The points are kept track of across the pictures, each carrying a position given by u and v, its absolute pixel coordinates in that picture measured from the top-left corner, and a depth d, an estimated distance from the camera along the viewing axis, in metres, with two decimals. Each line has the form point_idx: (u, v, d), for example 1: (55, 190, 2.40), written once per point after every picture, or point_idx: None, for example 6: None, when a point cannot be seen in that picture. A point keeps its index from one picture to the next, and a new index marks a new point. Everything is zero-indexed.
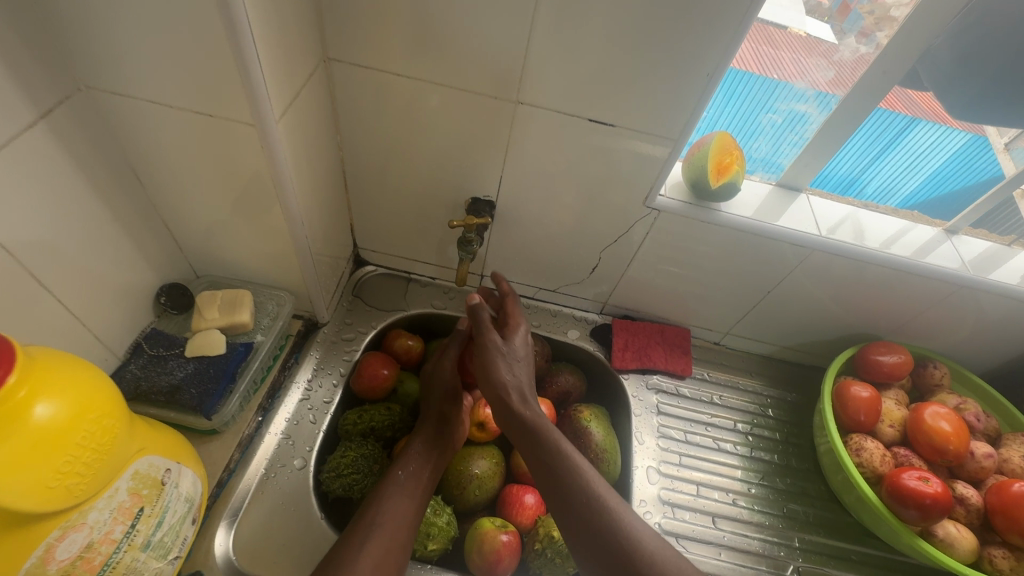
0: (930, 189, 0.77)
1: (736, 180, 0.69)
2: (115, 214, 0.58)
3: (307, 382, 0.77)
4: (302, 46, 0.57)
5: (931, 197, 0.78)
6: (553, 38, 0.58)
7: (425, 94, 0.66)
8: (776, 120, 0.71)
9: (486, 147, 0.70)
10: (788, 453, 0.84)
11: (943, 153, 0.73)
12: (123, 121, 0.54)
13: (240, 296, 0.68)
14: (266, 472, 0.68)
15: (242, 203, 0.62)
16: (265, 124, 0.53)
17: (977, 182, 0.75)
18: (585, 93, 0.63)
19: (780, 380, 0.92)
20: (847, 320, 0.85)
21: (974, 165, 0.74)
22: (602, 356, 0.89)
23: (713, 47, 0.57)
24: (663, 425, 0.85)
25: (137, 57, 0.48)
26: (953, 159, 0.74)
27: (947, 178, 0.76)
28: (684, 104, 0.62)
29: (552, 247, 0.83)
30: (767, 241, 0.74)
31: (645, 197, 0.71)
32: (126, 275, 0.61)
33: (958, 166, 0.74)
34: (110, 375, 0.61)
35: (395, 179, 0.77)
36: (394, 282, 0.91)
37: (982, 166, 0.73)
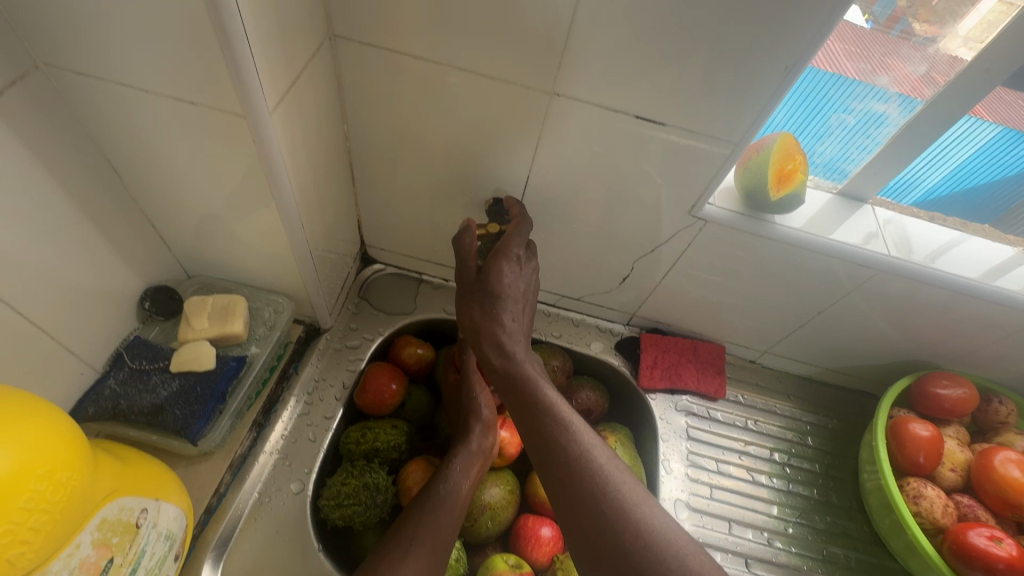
0: (956, 183, 0.66)
1: (798, 190, 0.62)
2: (88, 213, 0.51)
3: (308, 394, 0.70)
4: (303, 21, 0.49)
5: (955, 192, 0.67)
6: (598, 20, 0.50)
7: (444, 80, 0.57)
8: (847, 121, 0.62)
9: (511, 143, 0.62)
10: (829, 488, 0.77)
11: (967, 147, 0.62)
12: (94, 106, 0.46)
13: (233, 303, 0.61)
14: (260, 497, 0.62)
15: (235, 202, 0.54)
16: (257, 115, 0.45)
17: (1011, 178, 0.63)
18: (631, 85, 0.54)
19: (821, 405, 0.85)
20: (903, 346, 0.76)
21: (1005, 159, 0.62)
22: (627, 373, 0.82)
23: (787, 34, 0.48)
24: (693, 452, 0.78)
25: (103, 31, 0.41)
26: (982, 153, 0.62)
27: (976, 172, 0.64)
28: (746, 101, 0.53)
29: (579, 254, 0.75)
30: (825, 260, 0.66)
31: (693, 205, 0.64)
32: (104, 279, 0.55)
33: (989, 160, 0.63)
34: (88, 390, 0.55)
35: (408, 174, 0.69)
36: (404, 283, 0.84)
37: (1015, 161, 0.62)
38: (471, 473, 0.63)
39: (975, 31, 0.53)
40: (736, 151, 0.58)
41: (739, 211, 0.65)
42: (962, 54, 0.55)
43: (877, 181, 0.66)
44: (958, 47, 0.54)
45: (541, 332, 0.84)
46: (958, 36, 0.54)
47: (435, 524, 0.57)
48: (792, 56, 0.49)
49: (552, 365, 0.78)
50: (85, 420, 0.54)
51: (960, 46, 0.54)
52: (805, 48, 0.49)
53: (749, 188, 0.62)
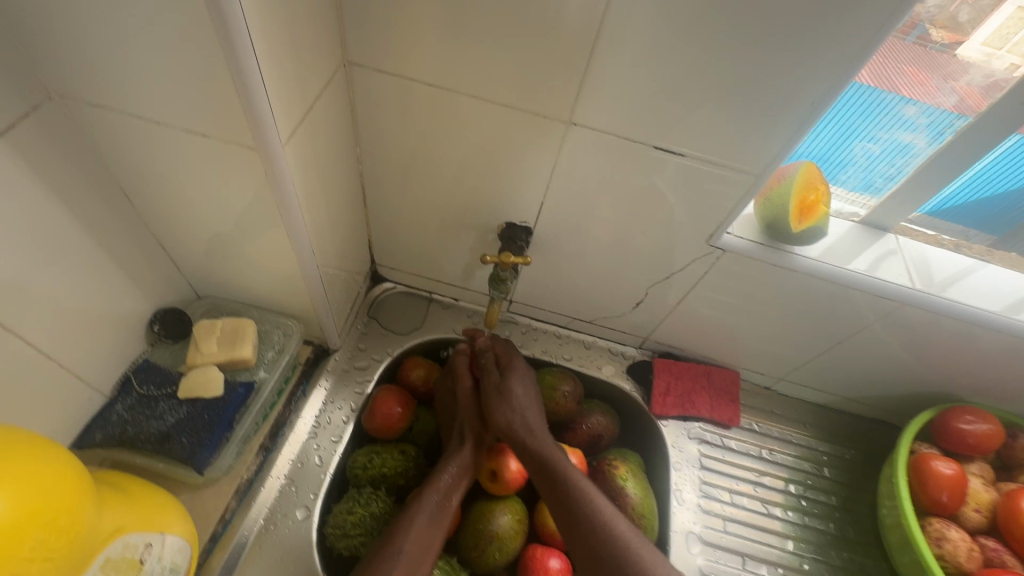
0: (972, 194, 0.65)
1: (820, 222, 0.61)
2: (99, 238, 0.51)
3: (315, 417, 0.69)
4: (319, 50, 0.48)
5: (971, 202, 0.66)
6: (618, 49, 0.49)
7: (460, 106, 0.56)
8: (872, 150, 0.61)
9: (526, 169, 0.61)
10: (846, 523, 0.75)
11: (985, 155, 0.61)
12: (107, 134, 0.46)
13: (242, 326, 0.61)
14: (266, 524, 0.61)
15: (247, 228, 0.54)
16: (270, 147, 0.44)
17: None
18: (649, 114, 0.53)
19: (838, 434, 0.83)
20: (925, 377, 0.74)
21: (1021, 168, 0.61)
22: (639, 398, 0.80)
23: (812, 66, 0.47)
24: (705, 481, 0.76)
25: (116, 63, 0.40)
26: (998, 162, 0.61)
27: (991, 182, 0.63)
28: (767, 132, 0.52)
29: (592, 277, 0.74)
30: (846, 291, 0.65)
31: (711, 234, 0.63)
32: (114, 303, 0.55)
33: (1005, 170, 0.61)
34: (95, 416, 0.55)
35: (420, 197, 0.68)
36: (413, 302, 0.83)
37: None
38: (460, 486, 0.64)
39: (993, 38, 0.52)
40: (756, 180, 0.56)
41: (757, 240, 0.64)
42: (988, 63, 0.53)
43: (903, 210, 0.64)
44: (977, 55, 0.53)
45: (551, 354, 0.83)
46: (976, 46, 0.53)
47: (421, 536, 0.58)
48: (817, 89, 0.48)
49: (562, 390, 0.75)
50: (93, 446, 0.54)
51: (978, 54, 0.53)
52: (831, 80, 0.47)
53: (769, 218, 0.60)
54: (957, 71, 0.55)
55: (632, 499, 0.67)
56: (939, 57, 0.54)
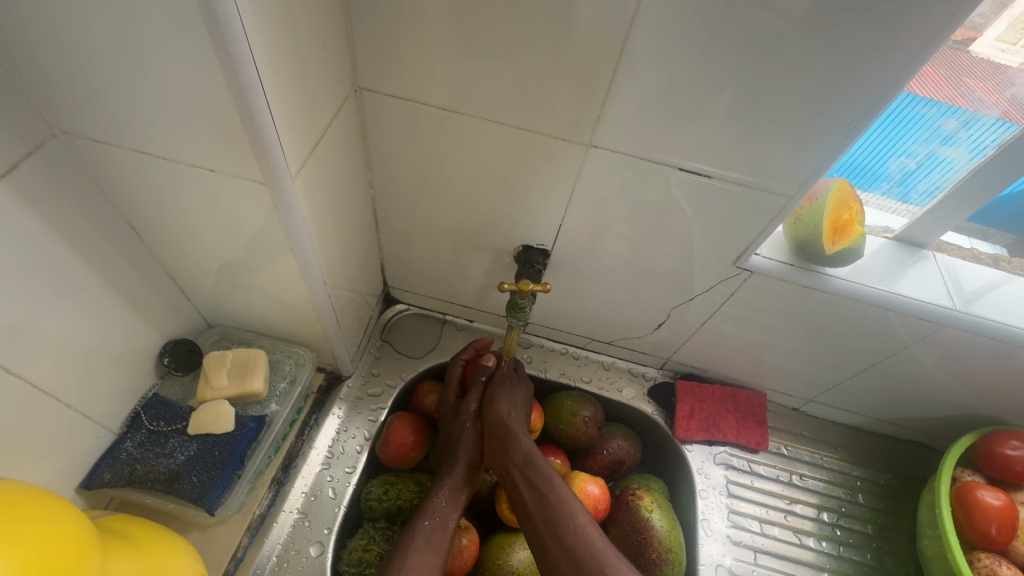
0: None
1: (858, 242, 0.58)
2: (104, 273, 0.50)
3: (328, 446, 0.67)
4: (329, 78, 0.47)
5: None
6: (639, 70, 0.47)
7: (474, 130, 0.55)
8: (909, 165, 0.58)
9: (542, 190, 0.59)
10: (883, 553, 0.72)
11: None
12: (112, 169, 0.45)
13: (253, 358, 0.60)
14: (278, 561, 0.59)
15: (257, 259, 0.52)
16: (279, 181, 0.43)
17: None
18: (671, 133, 0.51)
19: (872, 458, 0.79)
20: (966, 400, 0.70)
21: None
22: (662, 422, 0.77)
23: (846, 85, 0.45)
24: (734, 509, 0.73)
25: (118, 100, 0.39)
26: None
27: None
28: (795, 151, 0.50)
29: (611, 298, 0.72)
30: (882, 312, 0.62)
31: (737, 256, 0.61)
32: (121, 338, 0.53)
33: None
34: (104, 454, 0.53)
35: (433, 220, 0.66)
36: (427, 324, 0.81)
37: None
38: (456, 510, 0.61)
39: (1007, 34, 0.49)
40: (789, 202, 0.54)
41: (788, 261, 0.61)
42: (993, 57, 0.50)
43: (941, 225, 0.61)
44: (987, 50, 0.50)
45: (569, 376, 0.80)
46: (989, 42, 0.49)
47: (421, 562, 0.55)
48: (853, 108, 0.46)
49: (582, 415, 0.72)
50: (101, 486, 0.52)
51: (990, 50, 0.50)
52: (866, 99, 0.45)
53: (800, 240, 0.59)
54: (1001, 75, 0.51)
55: (658, 532, 0.64)
56: (954, 55, 0.50)
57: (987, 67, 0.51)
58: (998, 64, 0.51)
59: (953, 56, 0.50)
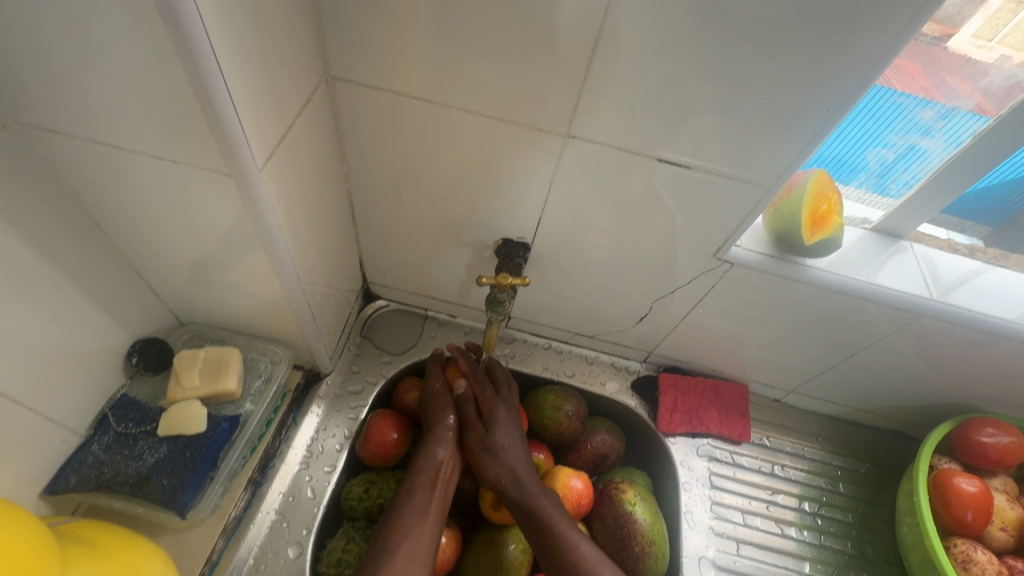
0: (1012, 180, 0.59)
1: (835, 233, 0.58)
2: (64, 270, 0.48)
3: (307, 446, 0.66)
4: (298, 66, 0.45)
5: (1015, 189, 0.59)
6: (616, 59, 0.46)
7: (450, 120, 0.54)
8: (886, 156, 0.58)
9: (521, 183, 0.58)
10: (864, 541, 0.73)
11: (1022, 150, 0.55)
12: (69, 161, 0.43)
13: (226, 356, 0.58)
14: (255, 564, 0.58)
15: (228, 254, 0.51)
16: (245, 173, 0.41)
17: None
18: (650, 123, 0.50)
19: (852, 447, 0.80)
20: (943, 388, 0.71)
21: None
22: (645, 415, 0.77)
23: (823, 74, 0.44)
24: (718, 501, 0.73)
25: (70, 88, 0.37)
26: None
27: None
28: (774, 142, 0.49)
29: (593, 292, 0.71)
30: (861, 303, 0.62)
31: (718, 248, 0.61)
32: (84, 337, 0.51)
33: None
34: (70, 457, 0.52)
35: (411, 214, 0.65)
36: (408, 320, 0.80)
37: None
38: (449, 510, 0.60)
39: (983, 29, 0.48)
40: (768, 192, 0.54)
41: (768, 253, 0.61)
42: (970, 53, 0.50)
43: (917, 216, 0.62)
44: (964, 46, 0.49)
45: (552, 371, 0.80)
46: (967, 38, 0.49)
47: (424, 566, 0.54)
48: (830, 97, 0.46)
49: (565, 410, 0.72)
50: (67, 491, 0.51)
51: (967, 46, 0.49)
52: (843, 88, 0.45)
53: (780, 232, 0.59)
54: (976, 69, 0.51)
55: (641, 525, 0.64)
56: (929, 50, 0.50)
57: (965, 63, 0.51)
58: (975, 60, 0.51)
59: (928, 50, 0.50)
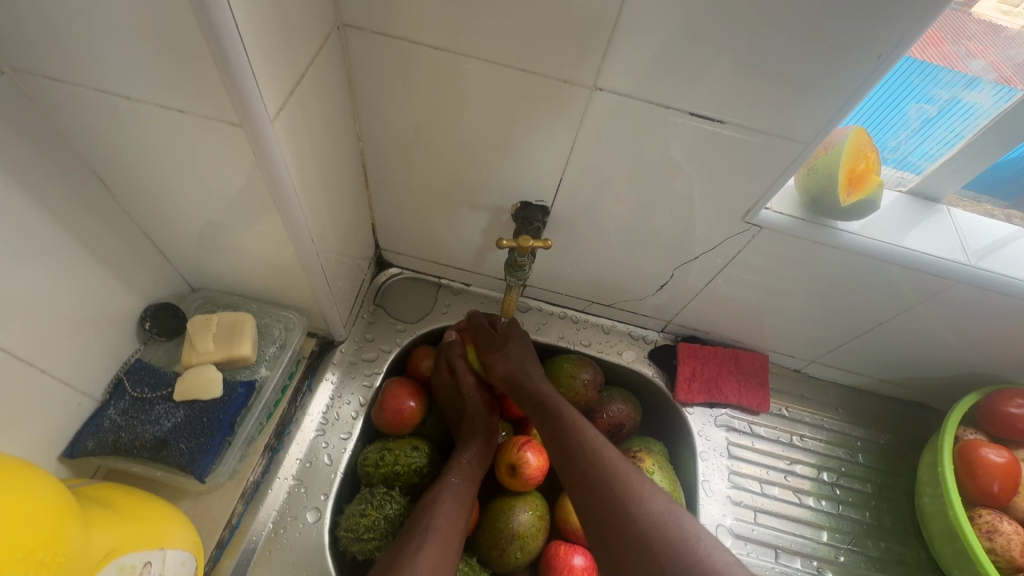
0: None
1: (871, 195, 0.56)
2: (72, 231, 0.46)
3: (323, 412, 0.66)
4: (308, 11, 0.42)
5: None
6: (649, 2, 0.43)
7: (468, 74, 0.51)
8: (928, 112, 0.55)
9: (541, 142, 0.55)
10: (882, 511, 0.72)
11: None
12: (72, 113, 0.41)
13: (240, 322, 0.57)
14: (274, 527, 0.58)
15: (238, 215, 0.49)
16: (256, 125, 0.39)
17: None
18: (682, 76, 0.47)
19: (872, 419, 0.79)
20: (973, 359, 0.69)
21: None
22: (662, 385, 0.76)
23: (876, 18, 0.41)
24: (735, 470, 0.72)
25: (67, 29, 0.35)
26: None
27: None
28: (815, 96, 0.46)
29: (613, 259, 0.69)
30: (893, 269, 0.60)
31: (746, 212, 0.58)
32: (96, 300, 0.50)
33: None
34: (87, 421, 0.52)
35: (426, 176, 0.62)
36: (421, 287, 0.78)
37: None
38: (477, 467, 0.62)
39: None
40: (805, 150, 0.51)
41: (799, 216, 0.58)
42: (994, 19, 0.49)
43: (957, 178, 0.59)
44: (988, 12, 0.49)
45: (568, 340, 0.78)
46: (989, 4, 0.48)
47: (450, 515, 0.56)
48: (882, 42, 0.42)
49: (582, 379, 0.71)
50: (84, 455, 0.50)
51: (991, 11, 0.48)
52: (897, 32, 0.41)
53: (813, 194, 0.56)
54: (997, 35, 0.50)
55: None
56: (955, 17, 0.49)
57: (989, 30, 0.50)
58: (998, 27, 0.50)
59: (963, 20, 0.49)
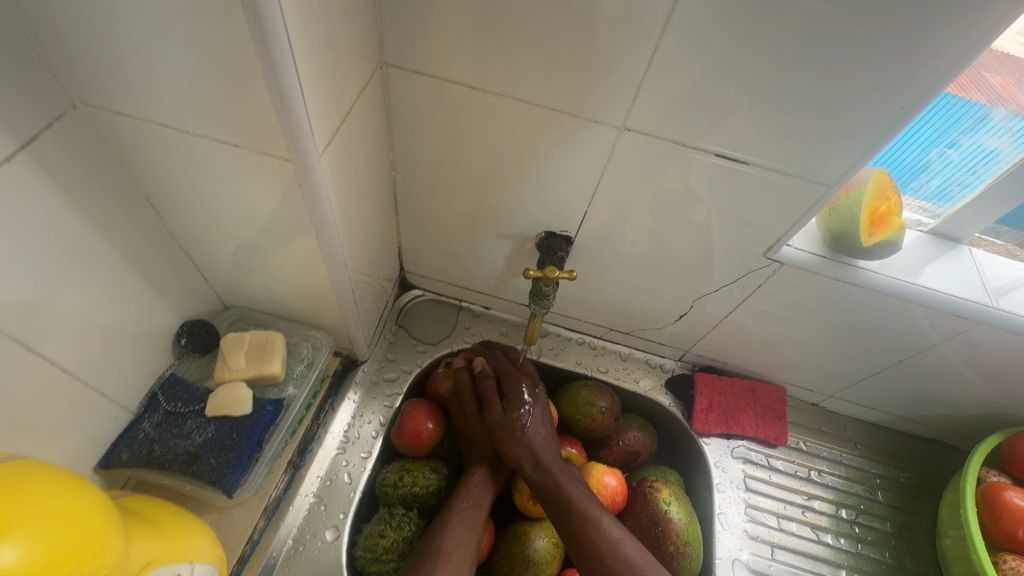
0: None
1: (894, 235, 0.56)
2: (121, 252, 0.49)
3: (344, 431, 0.67)
4: (356, 53, 0.45)
5: None
6: (679, 49, 0.45)
7: (501, 111, 0.53)
8: (950, 156, 0.56)
9: (568, 176, 0.57)
10: (902, 552, 0.71)
11: None
12: (131, 144, 0.44)
13: (271, 341, 0.59)
14: (294, 544, 0.59)
15: (278, 239, 0.51)
16: (305, 160, 0.41)
17: None
18: (709, 119, 0.49)
19: (891, 456, 0.78)
20: (994, 400, 0.69)
21: None
22: (679, 414, 0.76)
23: (900, 69, 0.42)
24: (752, 504, 0.72)
25: (136, 70, 0.38)
26: None
27: None
28: (838, 141, 0.48)
29: (633, 289, 0.70)
30: (914, 308, 0.60)
31: (768, 247, 0.59)
32: (138, 316, 0.53)
33: None
34: (122, 434, 0.53)
35: (454, 204, 0.65)
36: (442, 310, 0.80)
37: None
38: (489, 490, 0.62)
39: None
40: (828, 191, 0.52)
41: (820, 254, 0.59)
42: (1013, 51, 0.50)
43: (979, 220, 0.59)
44: (1008, 44, 0.50)
45: (585, 366, 0.79)
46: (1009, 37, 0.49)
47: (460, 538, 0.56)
48: (906, 93, 0.44)
49: (599, 406, 0.71)
50: (118, 466, 0.52)
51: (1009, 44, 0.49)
52: (921, 84, 0.43)
53: (834, 232, 0.57)
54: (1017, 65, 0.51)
55: (676, 525, 0.63)
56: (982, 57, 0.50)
57: (1009, 61, 0.51)
58: (1017, 58, 0.51)
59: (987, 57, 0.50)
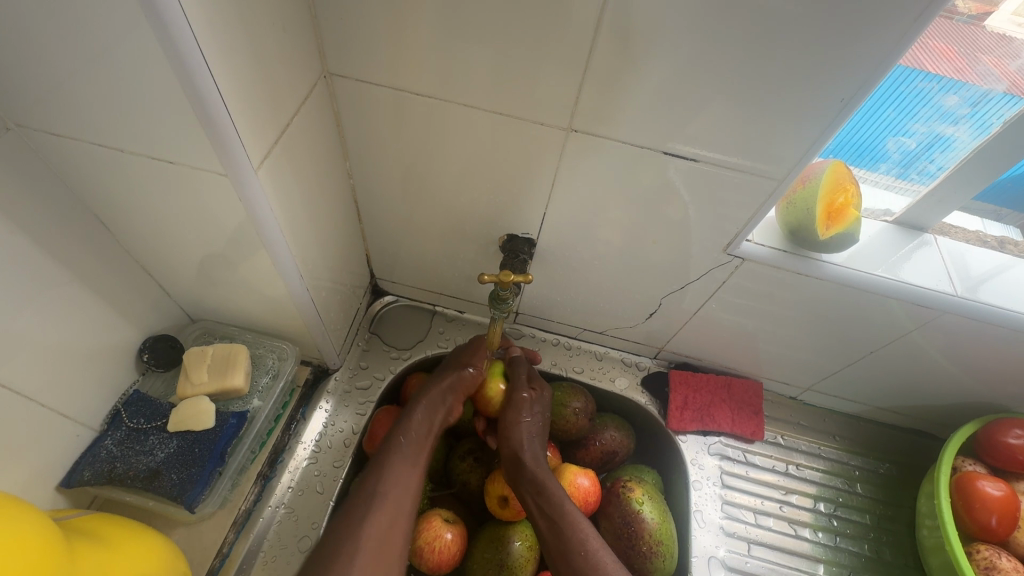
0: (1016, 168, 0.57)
1: (851, 228, 0.56)
2: (73, 271, 0.49)
3: (315, 441, 0.67)
4: (293, 64, 0.45)
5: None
6: (614, 48, 0.45)
7: (450, 115, 0.53)
8: (908, 144, 0.56)
9: (524, 179, 0.57)
10: (882, 543, 0.71)
11: None
12: (72, 163, 0.44)
13: (234, 353, 0.59)
14: (265, 555, 0.59)
15: (232, 253, 0.51)
16: (240, 172, 0.41)
17: None
18: (654, 117, 0.49)
19: (871, 447, 0.78)
20: (969, 387, 0.68)
21: None
22: (655, 412, 0.76)
23: (833, 60, 0.42)
24: (729, 500, 0.72)
25: (64, 90, 0.38)
26: None
27: None
28: (782, 134, 0.47)
29: (600, 288, 0.70)
30: (879, 300, 0.60)
31: (728, 243, 0.59)
32: (96, 335, 0.53)
33: None
34: (84, 452, 0.54)
35: (415, 210, 0.65)
36: (415, 315, 0.80)
37: None
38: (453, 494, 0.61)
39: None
40: (781, 184, 0.52)
41: (782, 248, 0.59)
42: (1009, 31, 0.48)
43: (941, 208, 0.59)
44: (1003, 24, 0.47)
45: (561, 367, 0.79)
46: (1005, 16, 0.47)
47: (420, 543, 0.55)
48: (844, 84, 0.43)
49: (573, 407, 0.71)
50: (81, 485, 0.52)
51: (1006, 25, 0.47)
52: (858, 74, 0.42)
53: (793, 225, 0.57)
54: (1012, 48, 0.48)
55: (649, 525, 0.63)
56: (967, 31, 0.47)
57: (1003, 43, 0.48)
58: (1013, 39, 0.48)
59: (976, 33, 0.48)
